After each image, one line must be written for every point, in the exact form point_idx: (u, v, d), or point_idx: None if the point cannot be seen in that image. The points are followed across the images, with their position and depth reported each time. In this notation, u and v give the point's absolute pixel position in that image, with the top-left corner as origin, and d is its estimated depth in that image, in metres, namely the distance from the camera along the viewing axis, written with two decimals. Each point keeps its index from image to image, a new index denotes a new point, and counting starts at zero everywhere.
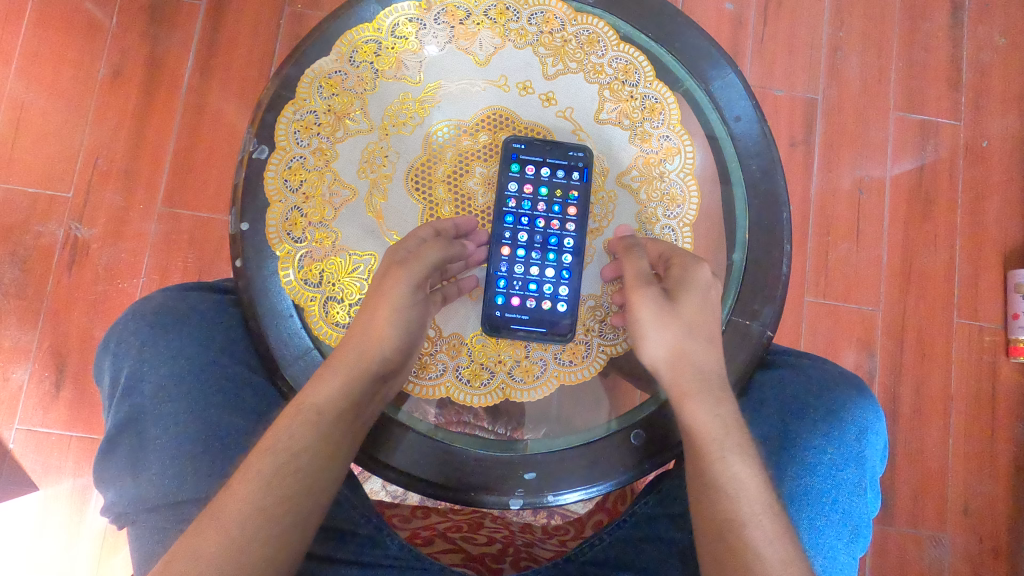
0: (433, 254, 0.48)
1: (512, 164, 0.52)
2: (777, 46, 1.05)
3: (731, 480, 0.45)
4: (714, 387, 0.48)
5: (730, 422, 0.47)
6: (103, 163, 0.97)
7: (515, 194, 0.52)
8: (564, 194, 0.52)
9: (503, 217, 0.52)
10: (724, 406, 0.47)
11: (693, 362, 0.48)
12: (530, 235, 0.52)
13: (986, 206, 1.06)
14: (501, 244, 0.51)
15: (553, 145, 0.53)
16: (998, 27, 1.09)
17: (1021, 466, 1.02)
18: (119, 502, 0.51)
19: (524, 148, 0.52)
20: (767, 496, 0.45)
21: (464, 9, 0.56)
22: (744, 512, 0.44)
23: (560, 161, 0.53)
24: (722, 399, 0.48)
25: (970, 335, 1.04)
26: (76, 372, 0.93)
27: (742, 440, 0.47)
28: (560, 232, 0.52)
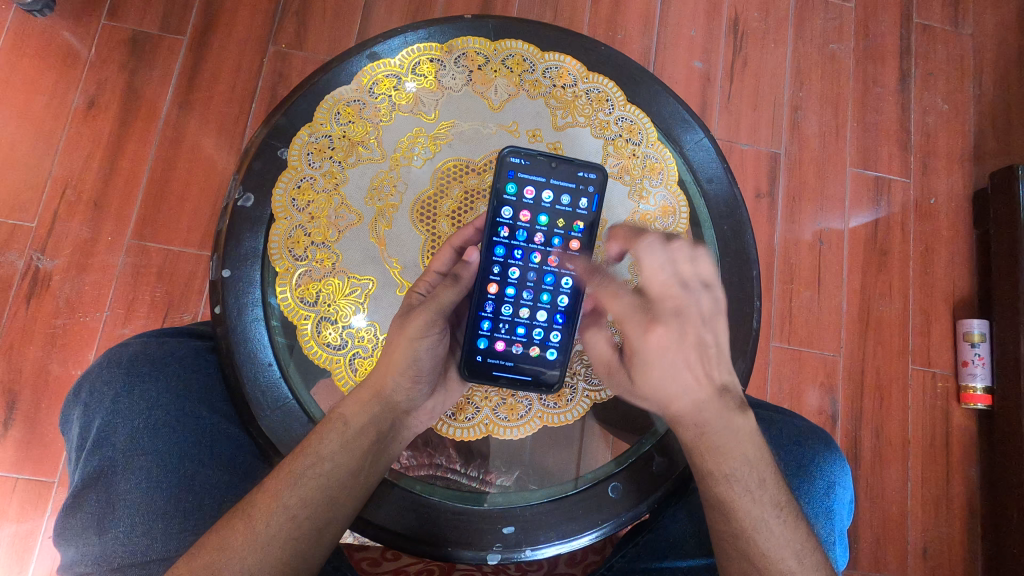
0: (452, 295, 0.48)
1: (510, 186, 0.50)
2: (742, 103, 1.12)
3: (745, 502, 0.48)
4: (707, 418, 0.49)
5: (732, 446, 0.49)
6: (72, 194, 0.95)
7: (511, 222, 0.50)
8: (567, 224, 0.51)
9: (493, 249, 0.50)
10: (723, 429, 0.49)
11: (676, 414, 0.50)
12: (522, 268, 0.51)
13: (935, 258, 1.13)
14: (490, 269, 0.50)
15: (560, 164, 0.51)
16: (941, 94, 1.18)
17: (974, 509, 1.06)
18: (81, 561, 0.48)
19: (522, 164, 0.51)
20: (775, 500, 0.49)
21: (484, 55, 0.58)
22: (763, 526, 0.48)
23: (567, 182, 0.51)
24: (721, 425, 0.49)
25: (924, 381, 1.09)
26: (27, 410, 0.89)
27: (744, 457, 0.49)
28: (556, 270, 0.51)
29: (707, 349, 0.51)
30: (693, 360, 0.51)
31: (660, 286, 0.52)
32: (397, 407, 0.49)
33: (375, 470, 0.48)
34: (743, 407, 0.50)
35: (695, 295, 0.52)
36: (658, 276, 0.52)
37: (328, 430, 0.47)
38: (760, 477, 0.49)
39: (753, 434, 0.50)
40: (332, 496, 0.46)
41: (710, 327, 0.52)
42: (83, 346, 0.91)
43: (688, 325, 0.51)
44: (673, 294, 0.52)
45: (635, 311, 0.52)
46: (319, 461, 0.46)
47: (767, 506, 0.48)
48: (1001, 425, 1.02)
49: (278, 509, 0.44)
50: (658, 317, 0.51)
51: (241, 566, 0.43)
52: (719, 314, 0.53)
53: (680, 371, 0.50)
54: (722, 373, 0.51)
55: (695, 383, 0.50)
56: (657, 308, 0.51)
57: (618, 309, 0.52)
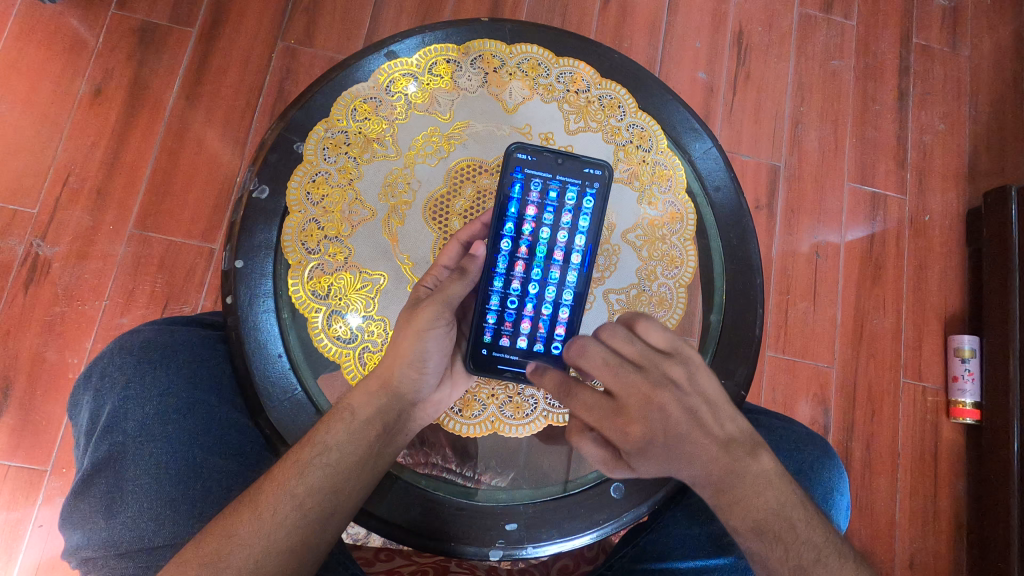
0: (461, 288, 0.48)
1: (516, 183, 0.51)
2: (744, 116, 1.13)
3: (783, 555, 0.47)
4: (724, 479, 0.47)
5: (755, 496, 0.47)
6: (75, 182, 0.95)
7: (516, 219, 0.51)
8: (572, 222, 0.52)
9: (499, 248, 0.51)
10: (742, 483, 0.47)
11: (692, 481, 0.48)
12: (527, 265, 0.51)
13: (928, 274, 1.15)
14: (497, 265, 0.51)
15: (566, 160, 0.52)
16: (938, 113, 1.20)
17: (960, 523, 1.07)
18: (88, 545, 0.49)
19: (529, 160, 0.51)
20: (811, 545, 0.48)
21: (500, 58, 0.59)
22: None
23: (572, 178, 0.52)
24: (737, 480, 0.47)
25: (914, 395, 1.11)
26: (22, 397, 0.88)
27: (768, 506, 0.47)
28: (560, 269, 0.52)
29: (699, 414, 0.47)
30: (688, 433, 0.47)
31: (622, 382, 0.46)
32: (405, 399, 0.49)
33: (382, 461, 0.48)
34: (755, 449, 0.48)
35: (659, 370, 0.47)
36: (609, 372, 0.46)
37: (335, 420, 0.47)
38: (790, 520, 0.48)
39: (773, 476, 0.48)
40: (339, 485, 0.46)
41: (682, 400, 0.47)
42: (81, 335, 0.91)
43: (663, 410, 0.46)
44: (634, 385, 0.46)
45: (607, 417, 0.47)
46: (326, 450, 0.46)
47: (801, 551, 0.48)
48: (989, 440, 1.04)
49: (286, 497, 0.45)
50: (629, 416, 0.46)
51: (248, 553, 0.43)
52: (695, 374, 0.48)
53: (676, 452, 0.47)
54: (724, 423, 0.48)
55: (703, 448, 0.47)
56: (627, 406, 0.46)
57: (591, 415, 0.47)
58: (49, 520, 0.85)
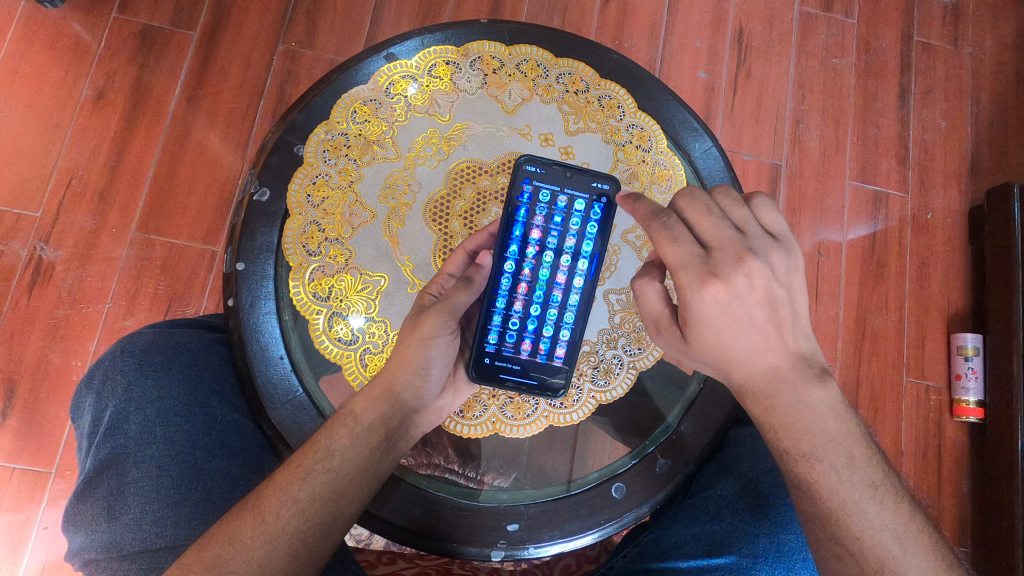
0: (466, 297, 0.48)
1: (524, 196, 0.51)
2: (745, 114, 1.13)
3: (835, 483, 0.49)
4: (778, 387, 0.48)
5: (808, 417, 0.48)
6: (77, 185, 0.95)
7: (523, 231, 0.51)
8: (579, 234, 0.52)
9: (506, 255, 0.51)
10: (799, 403, 0.48)
11: (744, 377, 0.48)
12: (533, 274, 0.51)
13: (931, 272, 1.15)
14: (503, 273, 0.51)
15: (574, 174, 0.51)
16: (939, 111, 1.20)
17: (964, 521, 1.07)
18: (91, 547, 0.49)
19: (538, 172, 0.51)
20: (867, 481, 0.49)
21: (499, 59, 0.59)
22: (856, 506, 0.48)
23: (580, 192, 0.52)
24: (791, 395, 0.48)
25: (918, 393, 1.10)
26: (26, 399, 0.89)
27: (823, 431, 0.48)
28: (565, 276, 0.52)
29: (780, 309, 0.47)
30: (763, 321, 0.47)
31: (717, 236, 0.46)
32: (408, 405, 0.49)
33: (384, 466, 0.49)
34: (824, 376, 0.48)
35: (758, 246, 0.46)
36: (708, 225, 0.46)
37: (338, 426, 0.47)
38: (849, 455, 0.49)
39: (837, 406, 0.48)
40: (341, 490, 0.46)
41: (778, 283, 0.46)
42: (84, 337, 0.91)
43: (751, 280, 0.45)
44: (732, 244, 0.45)
45: (692, 262, 0.45)
46: (329, 456, 0.46)
47: (854, 483, 0.49)
48: (992, 438, 1.04)
49: (288, 503, 0.45)
50: (714, 269, 0.45)
51: (250, 557, 0.43)
52: (793, 272, 0.47)
53: (745, 331, 0.46)
54: (801, 338, 0.48)
55: (774, 345, 0.47)
56: (718, 260, 0.45)
57: (675, 258, 0.46)
58: (54, 522, 0.85)
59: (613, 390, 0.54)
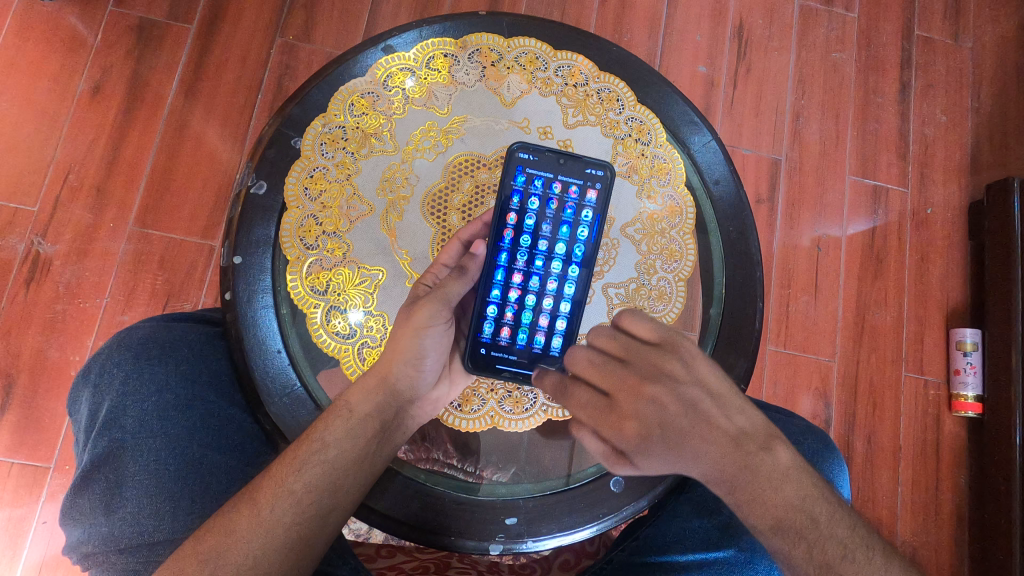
0: (462, 287, 0.48)
1: (518, 182, 0.51)
2: (745, 109, 1.13)
3: (807, 552, 0.46)
4: (736, 479, 0.46)
5: (771, 492, 0.46)
6: (74, 179, 0.95)
7: (517, 217, 0.51)
8: (573, 221, 0.52)
9: (499, 244, 0.51)
10: (757, 480, 0.45)
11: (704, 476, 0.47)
12: (528, 262, 0.51)
13: (930, 268, 1.14)
14: (497, 261, 0.51)
15: (567, 161, 0.52)
16: (940, 105, 1.20)
17: (962, 515, 1.07)
18: (89, 540, 0.49)
19: (530, 160, 0.51)
20: (838, 540, 0.46)
21: (497, 52, 0.59)
22: (834, 572, 0.45)
23: (574, 179, 0.52)
24: (753, 474, 0.45)
25: (916, 388, 1.10)
26: (24, 394, 0.88)
27: (787, 501, 0.45)
28: (560, 265, 0.52)
29: (696, 408, 0.46)
30: (687, 427, 0.46)
31: (612, 379, 0.47)
32: (403, 396, 0.49)
33: (380, 458, 0.49)
34: (769, 442, 0.47)
35: (648, 365, 0.47)
36: (596, 370, 0.47)
37: (334, 417, 0.47)
38: (813, 518, 0.46)
39: (790, 470, 0.46)
40: (337, 482, 0.46)
41: (675, 397, 0.46)
42: (82, 332, 0.91)
43: (656, 404, 0.46)
44: (623, 379, 0.47)
45: (602, 415, 0.47)
46: (324, 448, 0.46)
47: (829, 547, 0.46)
48: (991, 433, 1.04)
49: (284, 495, 0.45)
50: (623, 412, 0.46)
51: (247, 549, 0.43)
52: (691, 365, 0.47)
53: (677, 449, 0.46)
54: (732, 415, 0.47)
55: (713, 444, 0.46)
56: (619, 402, 0.46)
57: (585, 415, 0.48)
58: (52, 517, 0.85)
59: None
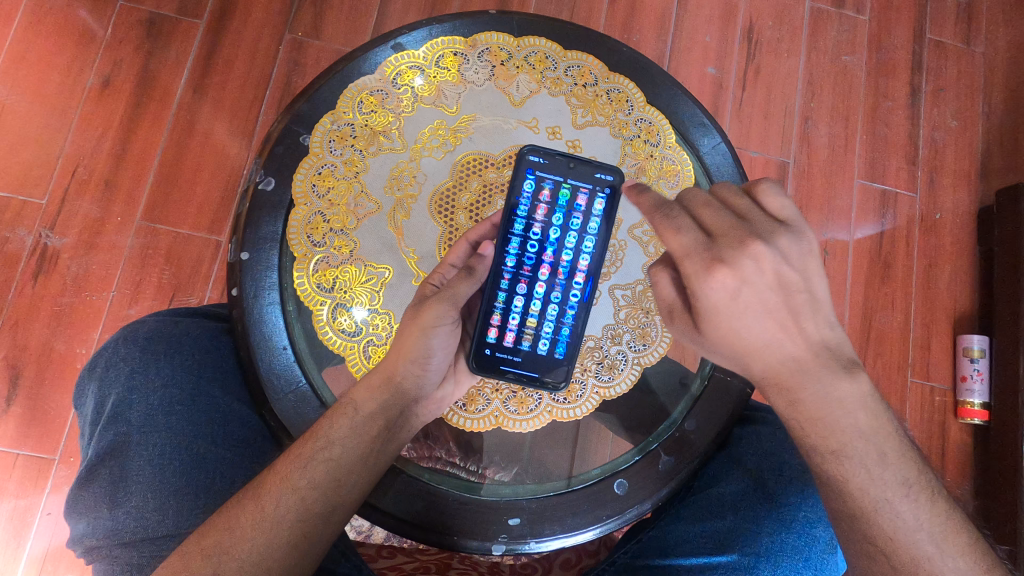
0: (471, 286, 0.48)
1: (527, 184, 0.51)
2: (754, 111, 1.12)
3: (865, 479, 0.47)
4: (802, 379, 0.46)
5: (838, 412, 0.46)
6: (83, 172, 0.95)
7: (525, 219, 0.51)
8: (581, 224, 0.52)
9: (507, 246, 0.51)
10: (820, 396, 0.46)
11: (768, 367, 0.46)
12: (535, 264, 0.51)
13: (938, 273, 1.14)
14: (505, 263, 0.51)
15: (577, 165, 0.51)
16: (950, 110, 1.19)
17: (967, 523, 1.07)
18: (93, 533, 0.50)
19: (540, 163, 0.51)
20: (900, 478, 0.47)
21: (507, 51, 0.58)
22: (887, 508, 0.47)
23: (584, 183, 0.51)
24: (816, 386, 0.46)
25: (922, 394, 1.10)
26: (30, 385, 0.89)
27: (854, 431, 0.46)
28: (568, 267, 0.52)
29: (794, 294, 0.45)
30: (775, 304, 0.45)
31: (721, 225, 0.45)
32: (409, 395, 0.49)
33: (385, 456, 0.48)
34: (852, 367, 0.47)
35: (765, 229, 0.45)
36: (709, 213, 0.45)
37: (339, 415, 0.47)
38: (880, 450, 0.47)
39: (866, 398, 0.46)
40: (342, 479, 0.46)
41: (789, 266, 0.45)
42: (89, 325, 0.92)
43: (758, 264, 0.44)
44: (735, 229, 0.45)
45: (699, 249, 0.44)
46: (329, 445, 0.46)
47: (889, 479, 0.47)
48: (997, 441, 1.03)
49: (288, 491, 0.45)
50: (721, 256, 0.44)
51: (250, 546, 0.43)
52: (806, 255, 0.46)
53: (760, 317, 0.45)
54: (822, 328, 0.46)
55: (793, 340, 0.45)
56: (722, 245, 0.44)
57: (680, 246, 0.45)
58: (57, 508, 0.86)
59: (617, 385, 0.54)
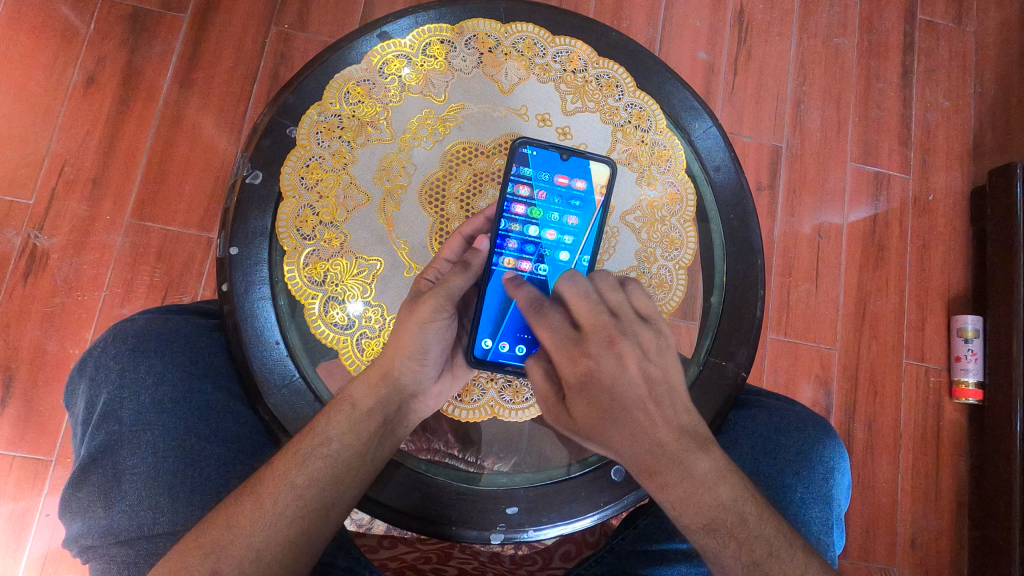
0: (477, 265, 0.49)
1: (518, 182, 0.51)
2: (745, 95, 1.12)
3: (737, 552, 0.44)
4: (664, 468, 0.43)
5: (704, 492, 0.43)
6: (70, 171, 0.94)
7: (518, 218, 0.51)
8: (573, 216, 0.52)
9: (503, 240, 0.50)
10: (687, 479, 0.43)
11: (634, 456, 0.44)
12: (529, 260, 0.51)
13: (931, 255, 1.14)
14: (502, 256, 0.50)
15: (570, 156, 0.51)
16: (942, 90, 1.19)
17: (962, 501, 1.08)
18: (88, 533, 0.49)
19: (534, 155, 0.51)
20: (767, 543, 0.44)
21: (494, 38, 0.58)
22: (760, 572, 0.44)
23: (577, 173, 0.52)
24: (683, 472, 0.43)
25: (917, 375, 1.10)
26: (24, 387, 0.88)
27: (718, 502, 0.43)
28: (564, 260, 0.51)
29: (654, 386, 0.45)
30: (635, 398, 0.44)
31: (593, 317, 0.45)
32: (405, 390, 0.48)
33: (383, 452, 0.49)
34: (706, 444, 0.45)
35: (629, 325, 0.46)
36: (585, 304, 0.45)
37: (335, 411, 0.47)
38: (743, 515, 0.44)
39: (725, 472, 0.44)
40: (339, 476, 0.46)
41: (648, 361, 0.45)
42: (81, 325, 0.91)
43: (624, 360, 0.44)
44: (603, 323, 0.45)
45: (566, 345, 0.44)
46: (327, 442, 0.46)
47: (756, 548, 0.44)
48: (992, 420, 1.04)
49: (286, 488, 0.45)
50: (587, 350, 0.44)
51: (249, 542, 0.43)
52: (664, 351, 0.46)
53: (619, 413, 0.44)
54: (678, 411, 0.45)
55: (655, 430, 0.44)
56: (590, 339, 0.44)
57: (551, 339, 0.45)
58: (55, 509, 0.86)
59: None
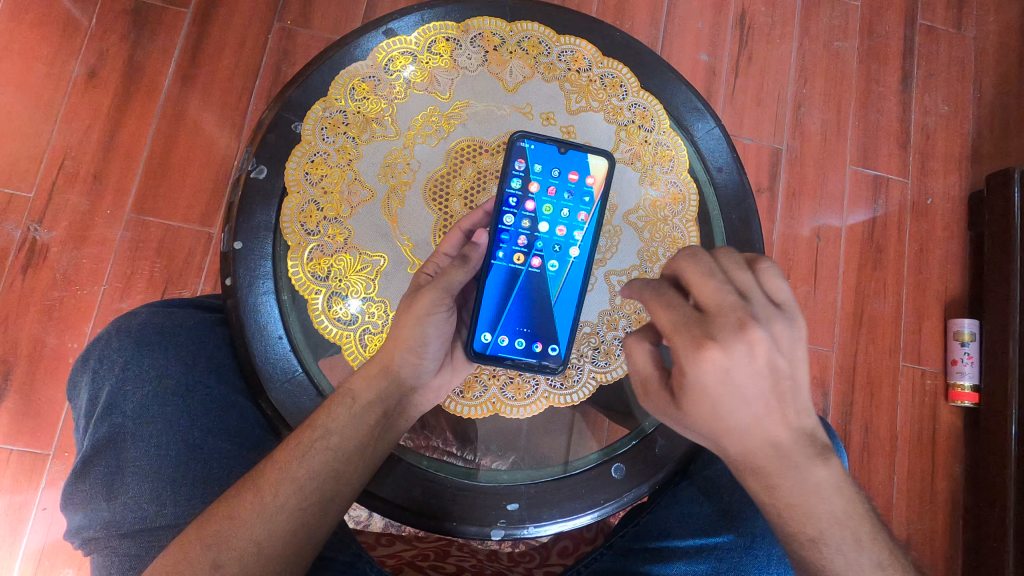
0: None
1: (516, 176, 0.51)
2: (746, 97, 1.12)
3: (844, 566, 0.45)
4: (775, 471, 0.44)
5: (817, 502, 0.44)
6: (70, 165, 0.94)
7: (516, 212, 0.51)
8: (573, 211, 0.52)
9: (502, 235, 0.50)
10: (800, 485, 0.44)
11: (742, 449, 0.43)
12: (528, 254, 0.51)
13: (929, 258, 1.14)
14: (500, 250, 0.50)
15: (568, 150, 0.51)
16: (942, 95, 1.19)
17: (957, 504, 1.08)
18: (90, 526, 0.50)
19: (532, 148, 0.51)
20: (876, 561, 0.45)
21: (499, 36, 0.58)
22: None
23: (576, 167, 0.52)
24: (794, 474, 0.44)
25: (914, 378, 1.11)
26: (22, 380, 0.88)
27: (829, 514, 0.44)
28: (562, 256, 0.52)
29: (781, 382, 0.41)
30: (761, 394, 0.42)
31: (717, 299, 0.41)
32: (405, 384, 0.49)
33: (383, 446, 0.49)
34: (825, 453, 0.44)
35: (762, 312, 0.41)
36: (709, 287, 0.41)
37: (337, 404, 0.47)
38: (855, 536, 0.45)
39: (840, 483, 0.45)
40: (340, 469, 0.46)
41: (781, 353, 0.41)
42: (80, 319, 0.91)
43: (757, 350, 0.40)
44: (732, 309, 0.40)
45: (687, 326, 0.40)
46: (328, 434, 0.46)
47: (863, 568, 0.45)
48: (987, 423, 1.05)
49: (287, 480, 0.45)
50: (712, 334, 0.40)
51: (251, 534, 0.43)
52: (797, 344, 0.42)
53: (739, 405, 0.41)
54: (800, 414, 0.43)
55: (773, 429, 0.42)
56: (716, 323, 0.40)
57: (668, 322, 0.41)
58: (53, 503, 0.86)
59: (614, 369, 0.54)
